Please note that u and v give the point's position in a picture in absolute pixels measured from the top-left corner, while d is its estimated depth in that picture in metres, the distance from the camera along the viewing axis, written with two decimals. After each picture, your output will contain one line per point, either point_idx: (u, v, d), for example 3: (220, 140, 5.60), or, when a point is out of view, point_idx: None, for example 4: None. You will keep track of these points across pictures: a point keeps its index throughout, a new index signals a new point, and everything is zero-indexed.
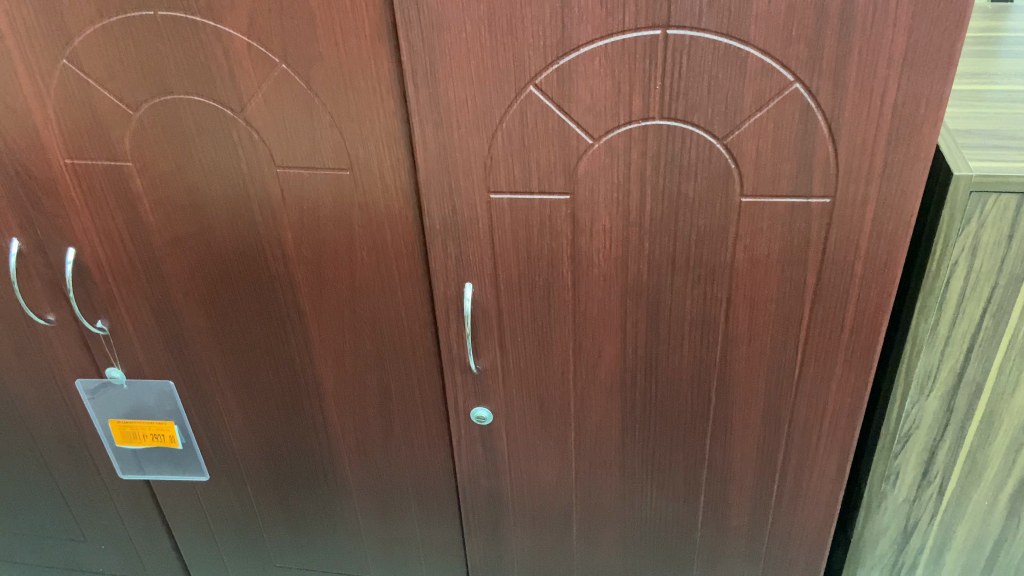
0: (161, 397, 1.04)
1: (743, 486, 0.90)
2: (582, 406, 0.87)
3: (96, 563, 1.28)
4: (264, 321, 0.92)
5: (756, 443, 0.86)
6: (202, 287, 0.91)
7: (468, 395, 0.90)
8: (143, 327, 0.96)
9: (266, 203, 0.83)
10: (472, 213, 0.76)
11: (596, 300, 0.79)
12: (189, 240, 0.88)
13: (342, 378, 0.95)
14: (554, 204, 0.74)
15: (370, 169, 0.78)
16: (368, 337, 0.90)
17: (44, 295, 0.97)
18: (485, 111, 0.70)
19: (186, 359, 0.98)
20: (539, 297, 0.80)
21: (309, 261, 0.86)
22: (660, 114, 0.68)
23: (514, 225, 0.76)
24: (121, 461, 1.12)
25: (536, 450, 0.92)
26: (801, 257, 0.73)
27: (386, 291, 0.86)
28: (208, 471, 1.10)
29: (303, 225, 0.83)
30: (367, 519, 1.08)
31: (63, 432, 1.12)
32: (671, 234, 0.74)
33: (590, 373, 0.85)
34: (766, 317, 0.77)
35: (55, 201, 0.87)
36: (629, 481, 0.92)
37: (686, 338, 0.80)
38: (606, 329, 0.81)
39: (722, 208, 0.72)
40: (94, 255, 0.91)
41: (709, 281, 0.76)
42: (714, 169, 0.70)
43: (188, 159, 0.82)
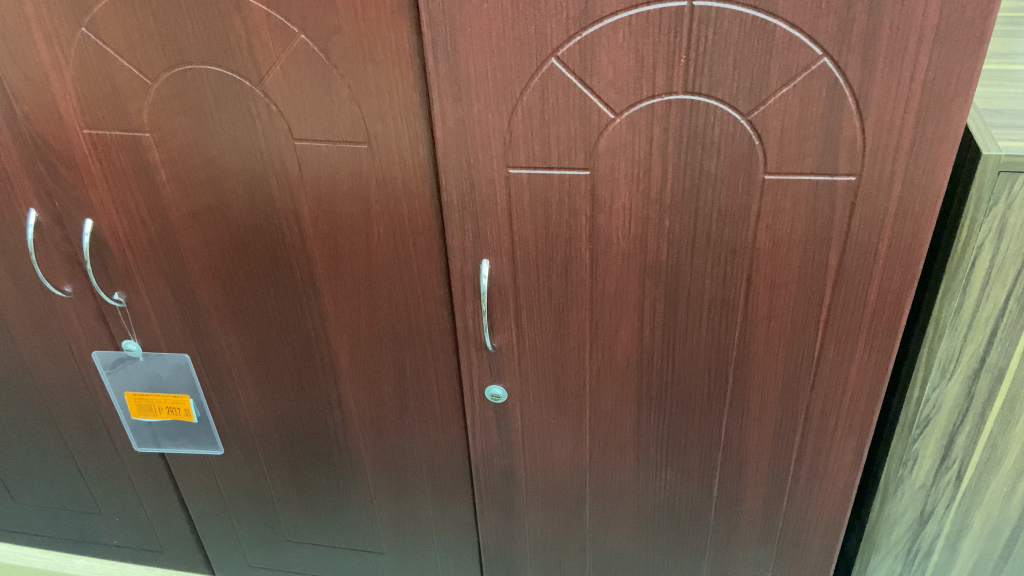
0: (177, 371, 1.04)
1: (758, 469, 0.89)
2: (597, 386, 0.87)
3: (111, 536, 1.30)
4: (279, 296, 0.92)
5: (773, 426, 0.85)
6: (218, 261, 0.91)
7: (483, 372, 0.90)
8: (160, 301, 0.97)
9: (284, 177, 0.82)
10: (490, 188, 0.76)
11: (614, 279, 0.79)
12: (206, 213, 0.88)
13: (357, 354, 0.95)
14: (573, 180, 0.73)
15: (388, 144, 0.77)
16: (384, 314, 0.90)
17: (62, 267, 0.97)
18: (506, 85, 0.69)
19: (202, 333, 0.99)
20: (557, 275, 0.80)
21: (326, 236, 0.86)
22: (683, 88, 0.66)
23: (533, 201, 0.75)
24: (136, 434, 1.13)
25: (550, 429, 0.92)
26: (824, 236, 0.72)
27: (403, 267, 0.85)
28: (222, 445, 1.10)
29: (320, 200, 0.83)
30: (380, 496, 1.09)
31: (79, 404, 1.13)
32: (691, 212, 0.73)
33: (607, 352, 0.84)
34: (786, 298, 0.76)
35: (73, 172, 0.88)
36: (642, 462, 0.92)
37: (705, 319, 0.79)
38: (623, 309, 0.80)
39: (745, 186, 0.70)
40: (111, 227, 0.91)
41: (729, 260, 0.75)
42: (738, 145, 0.68)
43: (207, 132, 0.81)
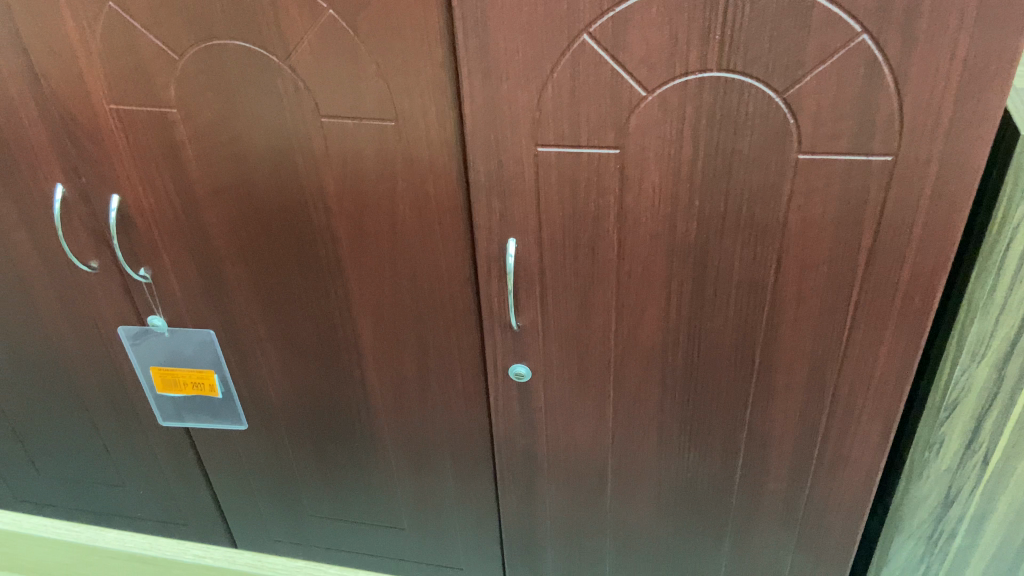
0: (201, 347, 1.05)
1: (781, 451, 0.89)
2: (622, 365, 0.87)
3: (135, 509, 1.32)
4: (304, 273, 0.93)
5: (798, 409, 0.85)
6: (243, 237, 0.91)
7: (507, 351, 0.89)
8: (185, 276, 0.97)
9: (310, 153, 0.82)
10: (518, 167, 0.75)
11: (641, 259, 0.78)
12: (231, 190, 0.88)
13: (380, 331, 0.95)
14: (602, 159, 0.73)
15: (415, 121, 0.76)
16: (409, 293, 0.90)
17: (88, 242, 0.98)
18: (536, 62, 0.69)
19: (227, 309, 0.99)
20: (583, 255, 0.79)
21: (351, 213, 0.85)
22: (717, 65, 0.65)
23: (561, 180, 0.75)
24: (161, 409, 1.14)
25: (573, 408, 0.92)
26: (857, 217, 0.71)
27: (428, 245, 0.85)
28: (246, 420, 1.11)
29: (345, 177, 0.83)
30: (401, 472, 1.10)
31: (104, 378, 1.14)
32: (722, 192, 0.72)
33: (632, 332, 0.84)
34: (817, 280, 0.75)
35: (100, 148, 0.88)
36: (665, 443, 0.92)
37: (732, 300, 0.78)
38: (650, 289, 0.80)
39: (778, 166, 0.69)
40: (137, 203, 0.92)
41: (759, 241, 0.74)
42: (772, 124, 0.67)
43: (233, 108, 0.81)
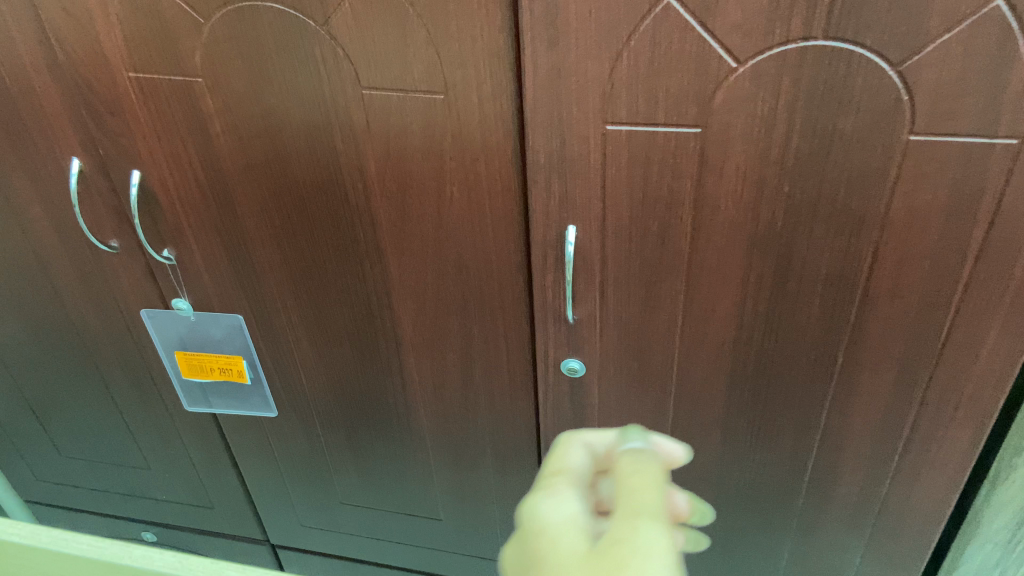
0: (230, 331, 0.99)
1: (857, 458, 0.81)
2: (686, 362, 0.80)
3: (161, 491, 1.27)
4: (340, 256, 0.86)
5: (881, 414, 0.77)
6: (275, 217, 0.85)
7: (560, 344, 0.83)
8: (212, 257, 0.91)
9: (349, 130, 0.75)
10: (584, 147, 0.68)
11: (717, 249, 0.70)
12: (263, 166, 0.80)
13: (421, 319, 0.88)
14: (680, 139, 0.65)
15: (467, 94, 0.68)
16: (454, 280, 0.83)
17: (108, 220, 0.91)
18: (611, 28, 0.60)
19: (257, 292, 0.93)
20: (651, 244, 0.72)
21: (393, 193, 0.78)
22: (823, 33, 0.57)
23: (631, 162, 0.67)
24: (187, 394, 1.09)
25: (629, 405, 0.86)
26: (970, 207, 0.62)
27: (476, 230, 0.78)
28: (276, 407, 1.06)
29: (388, 154, 0.75)
30: (439, 463, 1.04)
31: (127, 360, 1.09)
32: (816, 177, 0.64)
33: (701, 327, 0.76)
34: (916, 275, 0.67)
35: (119, 119, 0.81)
36: (729, 443, 0.85)
37: (817, 295, 0.71)
38: (724, 282, 0.72)
39: (884, 148, 0.61)
40: (160, 180, 0.85)
41: (853, 232, 0.66)
42: (881, 101, 0.59)
43: (265, 78, 0.73)
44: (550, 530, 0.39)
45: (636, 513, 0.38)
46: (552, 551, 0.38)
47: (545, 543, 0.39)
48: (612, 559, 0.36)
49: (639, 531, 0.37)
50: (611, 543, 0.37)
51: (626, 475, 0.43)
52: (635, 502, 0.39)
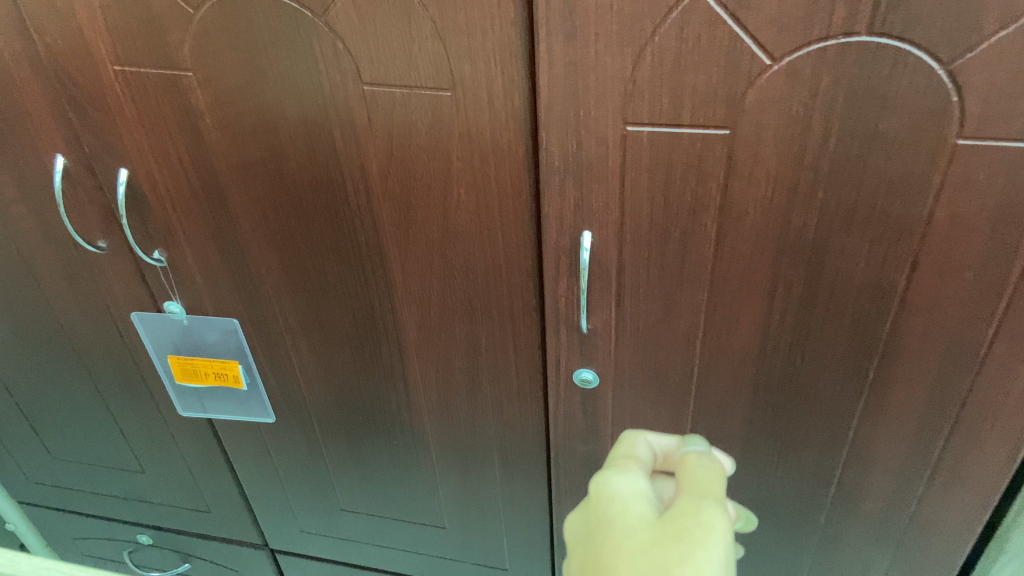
0: (224, 335, 0.94)
1: (884, 474, 0.77)
2: (706, 373, 0.76)
3: (155, 494, 1.24)
4: (340, 259, 0.81)
5: (912, 430, 0.73)
6: (271, 219, 0.80)
7: (572, 354, 0.78)
8: (205, 259, 0.86)
9: (350, 128, 0.70)
10: (602, 149, 0.63)
11: (743, 257, 0.66)
12: (258, 166, 0.76)
13: (426, 325, 0.84)
14: (706, 141, 0.60)
15: (476, 92, 0.63)
16: (460, 286, 0.78)
17: (95, 220, 0.87)
18: (634, 22, 0.56)
19: (253, 296, 0.88)
20: (671, 251, 0.68)
21: (396, 195, 0.73)
22: (867, 29, 0.52)
23: (652, 165, 0.63)
24: (181, 398, 1.05)
25: (644, 416, 0.82)
26: (1020, 216, 0.58)
27: (485, 235, 0.73)
28: (274, 413, 1.02)
29: (391, 154, 0.71)
30: (444, 471, 1.00)
31: (118, 363, 1.04)
32: (853, 183, 0.59)
33: (723, 338, 0.72)
34: (957, 287, 0.63)
35: (105, 115, 0.76)
36: (749, 456, 0.81)
37: (849, 306, 0.66)
38: (750, 292, 0.68)
39: (929, 153, 0.57)
40: (149, 178, 0.80)
41: (891, 241, 0.62)
42: (928, 102, 0.54)
43: (259, 72, 0.68)
44: (620, 496, 0.47)
45: (702, 494, 0.46)
46: (623, 513, 0.46)
47: (614, 506, 0.46)
48: (684, 532, 0.43)
49: (704, 512, 0.44)
50: (682, 518, 0.44)
51: (692, 470, 0.49)
52: (698, 485, 0.47)
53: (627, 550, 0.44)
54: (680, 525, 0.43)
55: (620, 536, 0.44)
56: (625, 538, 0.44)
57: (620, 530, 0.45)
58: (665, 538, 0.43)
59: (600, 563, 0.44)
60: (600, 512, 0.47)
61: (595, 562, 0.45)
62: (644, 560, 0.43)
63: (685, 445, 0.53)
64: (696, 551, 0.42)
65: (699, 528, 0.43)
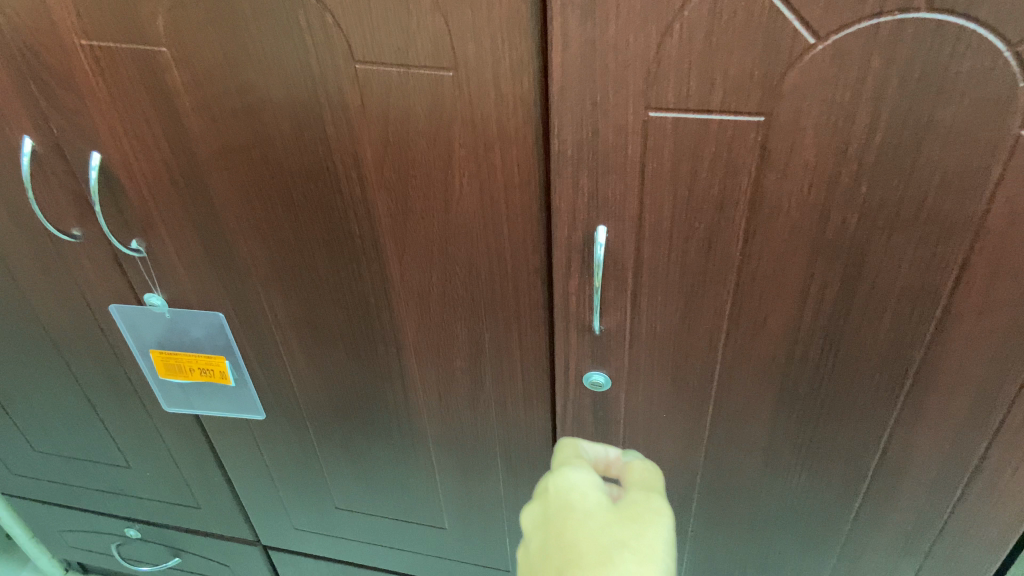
0: (210, 329, 0.89)
1: (916, 484, 0.72)
2: (728, 378, 0.70)
3: (142, 489, 1.19)
4: (333, 253, 0.75)
5: (949, 441, 0.68)
6: (258, 208, 0.74)
7: (583, 355, 0.73)
8: (187, 250, 0.80)
9: (342, 112, 0.63)
10: (621, 137, 0.57)
11: (773, 256, 0.60)
12: (242, 151, 0.69)
13: (425, 322, 0.78)
14: (738, 129, 0.54)
15: (481, 72, 0.57)
16: (462, 282, 0.73)
17: (68, 207, 0.80)
18: None
19: (239, 290, 0.82)
20: (694, 249, 0.62)
21: (392, 184, 0.67)
22: (928, 4, 0.46)
23: (677, 155, 0.57)
24: (166, 394, 0.99)
25: (658, 421, 0.76)
26: None
27: (489, 228, 0.67)
28: (264, 410, 0.96)
29: (386, 139, 0.64)
30: (444, 471, 0.95)
31: (99, 357, 0.99)
32: (901, 177, 0.54)
33: (748, 341, 0.67)
34: (1010, 292, 0.57)
35: (73, 94, 0.69)
36: (770, 463, 0.76)
37: (889, 310, 0.61)
38: (779, 293, 0.63)
39: (989, 145, 0.50)
40: (124, 163, 0.74)
41: (939, 241, 0.56)
42: (992, 88, 0.48)
43: (240, 49, 0.62)
44: (580, 483, 0.55)
45: (648, 490, 0.57)
46: (585, 499, 0.53)
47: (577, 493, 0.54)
48: (639, 518, 0.52)
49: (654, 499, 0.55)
50: (636, 509, 0.53)
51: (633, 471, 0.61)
52: (643, 485, 0.58)
53: (591, 527, 0.51)
54: (633, 512, 0.53)
55: (585, 512, 0.52)
56: (588, 514, 0.52)
57: (585, 511, 0.52)
58: (622, 521, 0.52)
59: (560, 534, 0.51)
60: (562, 496, 0.54)
61: (558, 536, 0.51)
62: (605, 536, 0.50)
63: (623, 454, 0.65)
64: (649, 535, 0.51)
65: (647, 515, 0.53)
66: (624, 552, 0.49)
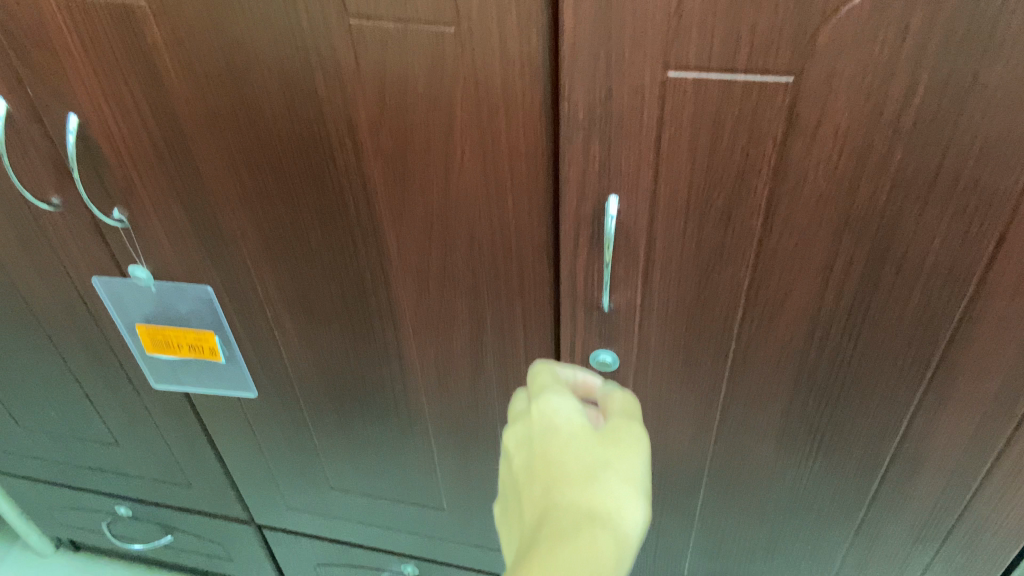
0: (197, 304, 0.85)
1: (936, 472, 0.69)
2: (743, 359, 0.67)
3: (131, 467, 1.15)
4: (326, 225, 0.71)
5: (974, 427, 0.65)
6: (246, 177, 0.69)
7: (591, 334, 0.69)
8: (172, 221, 0.76)
9: (334, 72, 0.59)
10: (637, 100, 0.53)
11: (797, 230, 0.57)
12: (228, 116, 0.65)
13: (423, 299, 0.74)
14: (764, 91, 0.50)
15: (486, 29, 0.52)
16: (463, 257, 0.69)
17: (45, 174, 0.76)
18: None
19: (227, 263, 0.78)
20: (712, 222, 0.58)
21: (389, 152, 0.63)
22: None
23: (697, 120, 0.53)
24: (153, 370, 0.96)
25: (667, 403, 0.73)
26: None
27: (492, 199, 0.63)
28: (256, 388, 0.93)
29: (381, 103, 0.60)
30: (443, 453, 0.92)
31: (83, 331, 0.95)
32: (939, 145, 0.50)
33: (765, 321, 0.63)
34: None
35: (46, 52, 0.64)
36: (783, 448, 0.73)
37: (918, 289, 0.57)
38: (801, 270, 0.59)
39: None
40: (103, 128, 0.69)
41: (977, 216, 0.52)
42: None
43: (224, 3, 0.57)
44: (565, 408, 0.57)
45: (628, 413, 0.59)
46: (569, 424, 0.56)
47: (559, 418, 0.56)
48: (618, 438, 0.55)
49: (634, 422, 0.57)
50: (617, 429, 0.56)
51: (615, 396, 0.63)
52: (624, 407, 0.60)
53: (574, 450, 0.54)
54: (614, 432, 0.56)
55: (567, 436, 0.55)
56: (571, 438, 0.55)
57: (569, 436, 0.55)
58: (603, 441, 0.55)
59: (546, 458, 0.54)
60: (546, 421, 0.56)
61: (545, 460, 0.54)
62: (587, 458, 0.53)
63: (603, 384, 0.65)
64: (628, 453, 0.53)
65: (627, 438, 0.55)
66: (605, 474, 0.52)
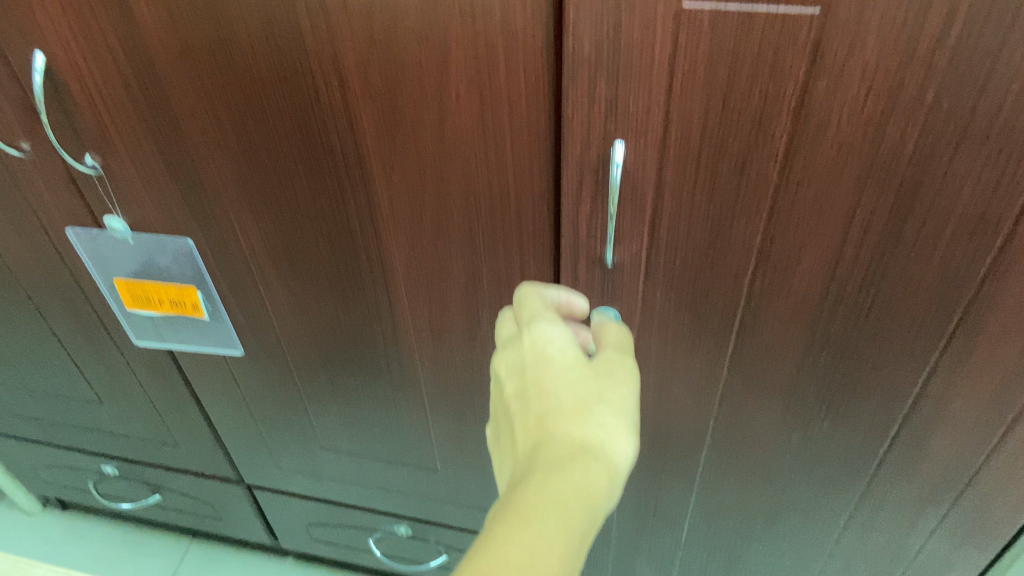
0: (178, 258, 0.81)
1: (950, 436, 0.67)
2: (752, 316, 0.63)
3: (116, 426, 1.12)
4: (312, 173, 0.67)
5: (993, 390, 0.62)
6: (225, 120, 0.65)
7: (592, 291, 0.66)
8: (148, 168, 0.71)
9: (316, 3, 0.54)
10: (648, 34, 0.48)
11: (816, 179, 0.53)
12: (203, 53, 0.60)
13: (416, 253, 0.71)
14: (787, 25, 0.46)
15: None
16: (458, 207, 0.65)
17: (12, 117, 0.71)
18: None
19: (208, 214, 0.74)
20: (725, 170, 0.54)
21: (378, 92, 0.58)
22: None
23: (712, 56, 0.48)
24: (136, 326, 0.92)
25: (671, 362, 0.70)
26: None
27: (489, 145, 0.59)
28: (242, 346, 0.90)
29: (369, 38, 0.55)
30: (437, 413, 0.89)
31: (61, 285, 0.91)
32: (977, 85, 0.45)
33: (778, 276, 0.60)
34: None
35: None
36: (791, 409, 0.70)
37: (943, 242, 0.53)
38: (819, 221, 0.55)
39: None
40: (70, 66, 0.64)
41: (1012, 163, 0.48)
42: None
43: None
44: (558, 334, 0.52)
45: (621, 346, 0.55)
46: (563, 351, 0.51)
47: (553, 342, 0.51)
48: (612, 371, 0.51)
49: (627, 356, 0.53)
50: (609, 362, 0.52)
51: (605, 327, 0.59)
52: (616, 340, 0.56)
53: (567, 377, 0.50)
54: (608, 363, 0.52)
55: (562, 361, 0.50)
56: (564, 364, 0.50)
57: (562, 363, 0.50)
58: (598, 371, 0.51)
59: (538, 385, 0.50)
60: (538, 348, 0.52)
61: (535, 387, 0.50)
62: (582, 387, 0.49)
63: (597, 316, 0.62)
64: (624, 385, 0.50)
65: (622, 373, 0.51)
66: (600, 406, 0.48)
